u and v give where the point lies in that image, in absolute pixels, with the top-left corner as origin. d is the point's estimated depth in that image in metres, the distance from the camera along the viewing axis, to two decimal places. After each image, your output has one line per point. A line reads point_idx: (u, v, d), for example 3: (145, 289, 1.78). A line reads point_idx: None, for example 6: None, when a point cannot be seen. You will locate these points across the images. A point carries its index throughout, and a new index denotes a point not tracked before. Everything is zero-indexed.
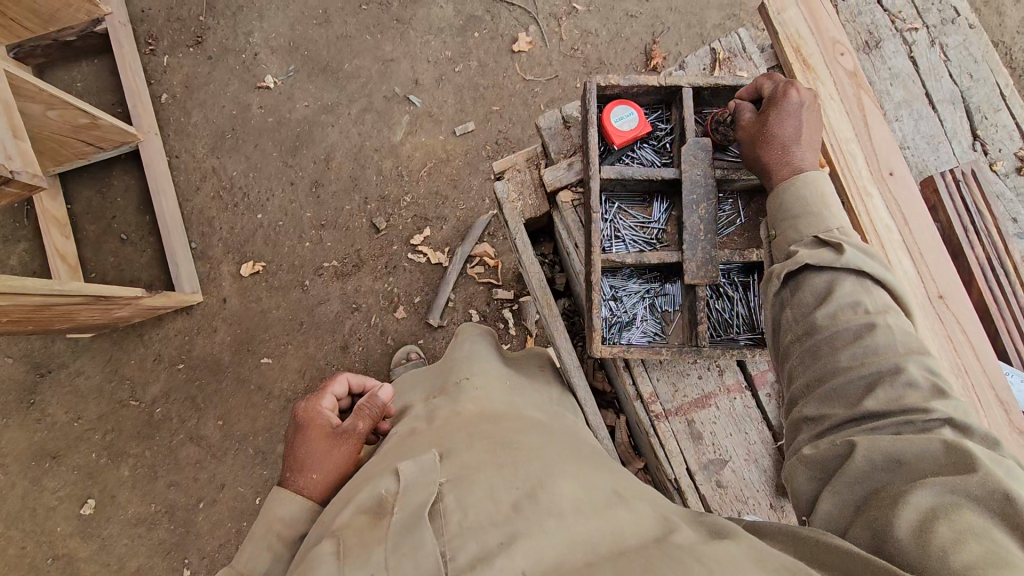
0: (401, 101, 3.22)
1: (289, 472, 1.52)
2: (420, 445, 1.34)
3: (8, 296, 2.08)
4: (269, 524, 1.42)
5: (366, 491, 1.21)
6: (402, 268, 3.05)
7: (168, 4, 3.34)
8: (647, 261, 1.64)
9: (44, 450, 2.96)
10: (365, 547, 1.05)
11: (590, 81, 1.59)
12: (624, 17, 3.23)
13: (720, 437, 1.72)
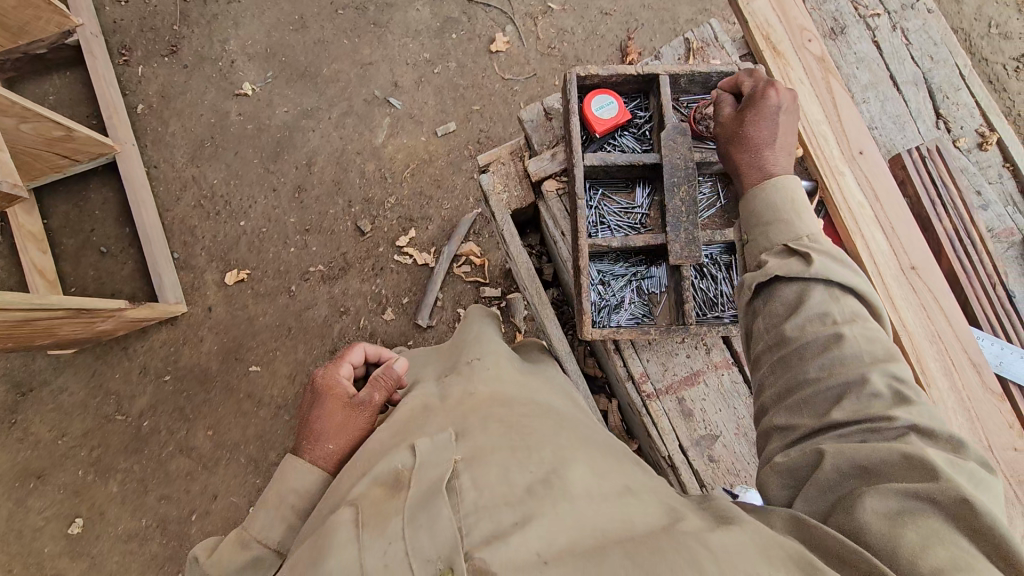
0: (381, 104, 3.23)
1: (305, 442, 1.53)
2: (430, 425, 1.33)
3: None
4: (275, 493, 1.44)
5: (379, 465, 1.22)
6: (389, 270, 3.06)
7: (140, 14, 3.31)
8: (632, 244, 1.68)
9: (28, 469, 2.90)
10: (379, 522, 1.05)
11: (570, 73, 1.63)
12: (599, 15, 3.29)
13: (710, 414, 1.77)
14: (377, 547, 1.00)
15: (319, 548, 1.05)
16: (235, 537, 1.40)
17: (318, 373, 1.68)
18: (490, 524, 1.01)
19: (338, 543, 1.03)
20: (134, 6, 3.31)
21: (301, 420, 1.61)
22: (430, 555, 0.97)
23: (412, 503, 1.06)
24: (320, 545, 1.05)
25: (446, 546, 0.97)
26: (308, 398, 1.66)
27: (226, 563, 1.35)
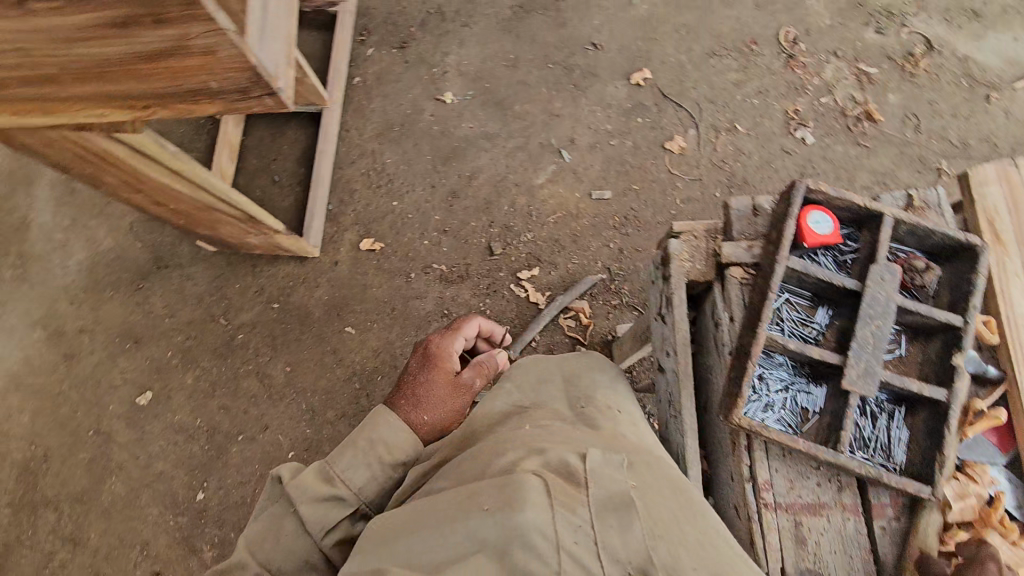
0: (553, 152, 3.45)
1: (412, 401, 1.90)
2: (596, 437, 1.49)
3: (195, 188, 2.34)
4: (370, 445, 1.75)
5: (552, 452, 1.36)
6: (501, 295, 3.18)
7: (389, 10, 3.84)
8: (808, 352, 1.55)
9: (130, 332, 3.13)
10: (566, 506, 1.20)
11: (803, 181, 1.47)
12: (779, 151, 3.41)
13: (823, 551, 1.55)
14: (566, 527, 1.17)
15: (508, 494, 1.19)
16: (321, 473, 1.68)
17: (428, 347, 2.06)
18: (669, 556, 1.16)
19: (533, 501, 1.18)
20: (388, 2, 3.85)
21: (408, 382, 1.96)
22: (621, 556, 1.14)
23: (597, 504, 1.22)
24: (507, 492, 1.20)
25: (636, 555, 1.14)
26: (413, 363, 2.04)
27: (309, 491, 1.63)
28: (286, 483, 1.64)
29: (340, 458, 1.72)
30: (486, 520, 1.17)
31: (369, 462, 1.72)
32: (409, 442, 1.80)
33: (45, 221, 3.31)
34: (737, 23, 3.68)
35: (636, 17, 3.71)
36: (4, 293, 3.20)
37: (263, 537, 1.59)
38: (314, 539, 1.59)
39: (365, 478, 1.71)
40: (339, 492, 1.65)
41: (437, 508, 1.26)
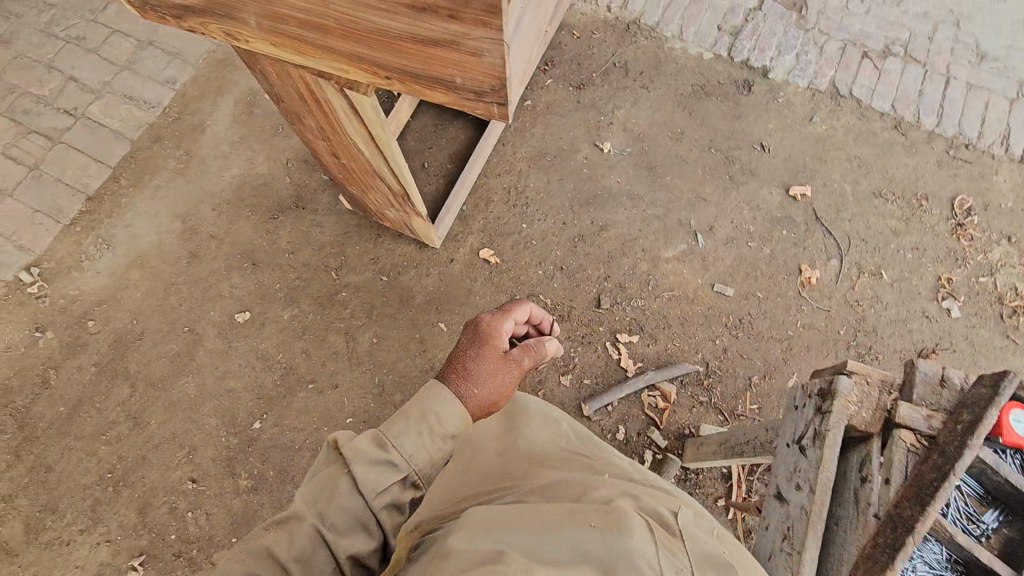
0: (689, 232, 3.43)
1: (462, 373, 1.85)
2: (673, 490, 1.38)
3: (378, 155, 2.38)
4: (421, 416, 1.66)
5: (641, 496, 1.20)
6: (594, 348, 3.16)
7: (578, 52, 3.91)
8: (974, 552, 1.42)
9: (252, 254, 3.31)
10: (672, 547, 1.03)
11: (1017, 374, 1.34)
12: (919, 313, 3.27)
13: None
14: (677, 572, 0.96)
15: (617, 517, 1.01)
16: (373, 438, 1.59)
17: (481, 321, 2.02)
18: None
19: (641, 532, 0.99)
20: (580, 43, 3.93)
21: (457, 355, 1.91)
22: None
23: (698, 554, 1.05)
24: (615, 515, 1.02)
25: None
26: (464, 335, 2.00)
27: (362, 455, 1.54)
28: (341, 445, 1.55)
29: (393, 427, 1.62)
30: (594, 534, 0.97)
31: (420, 432, 1.63)
32: (459, 413, 1.73)
33: (218, 131, 3.58)
34: (914, 173, 3.58)
35: (812, 134, 3.67)
36: (159, 179, 3.45)
37: (318, 494, 1.50)
38: (365, 504, 1.49)
39: (417, 446, 1.62)
40: (392, 458, 1.57)
41: (522, 515, 1.08)
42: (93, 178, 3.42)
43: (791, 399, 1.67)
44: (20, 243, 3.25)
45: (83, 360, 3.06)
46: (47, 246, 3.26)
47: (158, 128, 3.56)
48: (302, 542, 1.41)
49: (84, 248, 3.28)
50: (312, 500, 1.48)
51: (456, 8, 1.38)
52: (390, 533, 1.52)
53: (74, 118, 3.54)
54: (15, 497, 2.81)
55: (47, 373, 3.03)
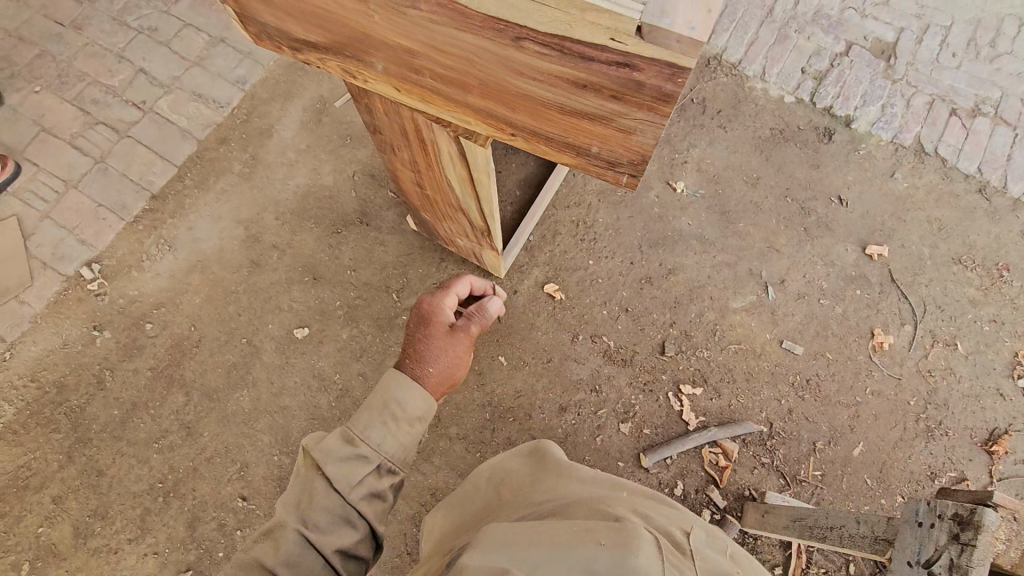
0: (760, 284, 3.33)
1: (413, 358, 1.79)
2: (677, 521, 1.56)
3: (471, 194, 2.28)
4: (383, 404, 1.65)
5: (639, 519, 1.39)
6: (656, 397, 3.08)
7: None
8: None
9: (314, 268, 3.25)
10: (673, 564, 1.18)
11: None
12: (992, 389, 3.17)
13: None
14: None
15: (625, 535, 1.14)
16: (343, 436, 1.60)
17: (424, 304, 1.97)
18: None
19: (648, 551, 1.11)
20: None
21: (407, 341, 1.87)
22: None
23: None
24: (625, 534, 1.14)
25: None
26: (410, 323, 1.94)
27: (335, 453, 1.55)
28: (308, 449, 1.57)
29: (358, 420, 1.63)
30: (602, 553, 1.10)
31: (385, 421, 1.63)
32: (418, 394, 1.70)
33: (286, 137, 3.52)
34: (996, 241, 3.46)
35: (892, 191, 3.56)
36: (224, 182, 3.40)
37: (301, 496, 1.53)
38: (343, 499, 1.52)
39: (385, 436, 1.62)
40: (364, 451, 1.58)
41: (545, 535, 1.23)
42: (158, 176, 3.36)
43: (911, 514, 1.63)
44: (82, 237, 3.21)
45: (139, 363, 3.02)
46: (109, 243, 3.22)
47: (225, 129, 3.50)
48: (289, 549, 1.44)
49: (146, 247, 3.23)
50: (294, 506, 1.51)
51: (626, 91, 1.30)
52: (373, 520, 1.56)
53: (143, 112, 3.49)
54: (65, 499, 2.79)
55: (103, 374, 2.99)
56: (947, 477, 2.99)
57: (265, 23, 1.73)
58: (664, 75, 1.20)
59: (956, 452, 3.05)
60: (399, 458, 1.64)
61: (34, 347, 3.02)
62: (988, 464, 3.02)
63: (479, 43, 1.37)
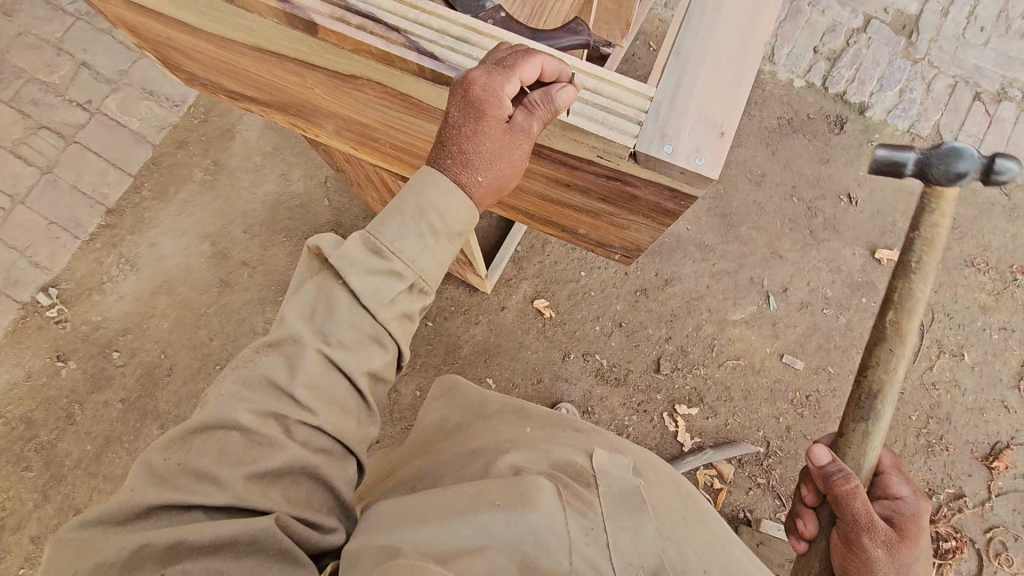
0: (761, 294, 3.16)
1: (459, 157, 0.97)
2: (575, 439, 1.43)
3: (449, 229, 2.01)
4: (420, 209, 1.01)
5: (551, 459, 1.30)
6: (650, 418, 2.98)
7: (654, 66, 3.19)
8: None
9: (288, 287, 3.01)
10: (583, 512, 1.15)
11: None
12: (996, 401, 3.07)
13: None
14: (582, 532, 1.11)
15: (518, 490, 1.14)
16: (365, 244, 1.06)
17: (473, 81, 0.87)
18: (684, 556, 1.15)
19: (545, 501, 1.12)
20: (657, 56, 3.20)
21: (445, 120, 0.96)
22: (636, 560, 1.10)
23: (611, 505, 1.19)
24: (518, 489, 1.14)
25: (653, 558, 1.12)
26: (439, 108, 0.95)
27: (358, 261, 1.05)
28: (326, 251, 1.07)
29: (385, 224, 1.05)
30: (497, 513, 1.10)
31: (422, 235, 1.04)
32: (467, 207, 1.03)
33: (249, 138, 3.21)
34: (1013, 241, 3.24)
35: (906, 187, 3.31)
36: (186, 193, 3.13)
37: (316, 306, 1.10)
38: (371, 318, 1.09)
39: (424, 250, 1.06)
40: (395, 265, 1.06)
41: (435, 503, 1.17)
42: (112, 188, 3.09)
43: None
44: (36, 260, 2.98)
45: (108, 396, 2.85)
46: (66, 265, 3.00)
47: (183, 130, 3.19)
48: (309, 370, 1.07)
49: (106, 268, 3.01)
50: (310, 316, 1.10)
51: (618, 199, 1.08)
52: (406, 339, 1.17)
53: (89, 114, 3.16)
54: (41, 540, 2.66)
55: (72, 408, 2.83)
56: (943, 494, 2.94)
57: (195, 72, 1.45)
58: (661, 194, 0.99)
59: (954, 468, 3.00)
60: (441, 270, 1.13)
61: None
62: (986, 480, 2.97)
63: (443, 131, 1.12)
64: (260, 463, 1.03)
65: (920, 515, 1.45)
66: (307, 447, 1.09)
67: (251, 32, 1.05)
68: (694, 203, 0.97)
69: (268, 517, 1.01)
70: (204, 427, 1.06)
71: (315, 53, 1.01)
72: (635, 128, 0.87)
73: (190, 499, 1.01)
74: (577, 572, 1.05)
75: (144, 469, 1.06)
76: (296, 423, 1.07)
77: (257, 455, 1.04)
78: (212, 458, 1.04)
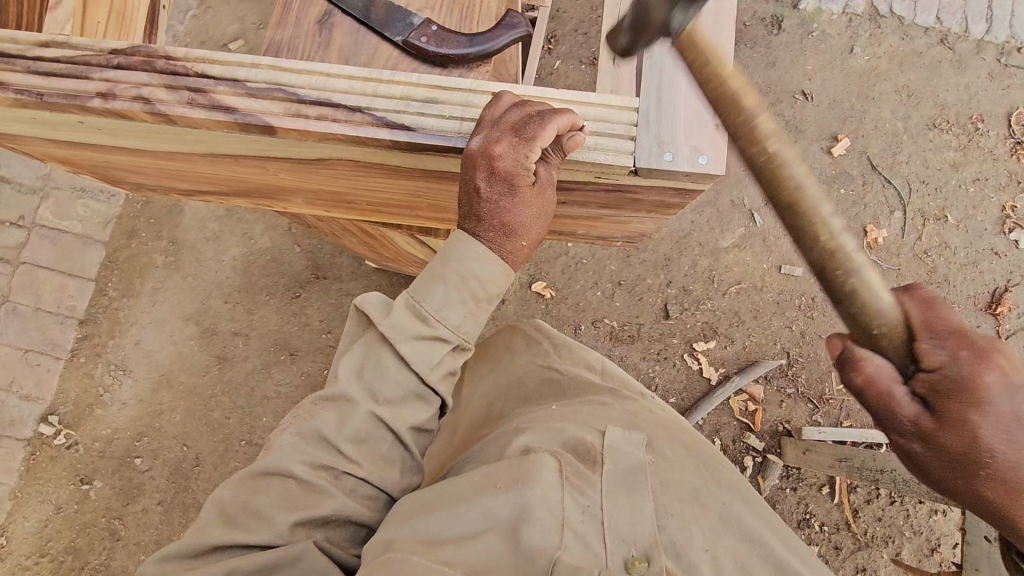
0: (745, 213, 3.17)
1: (499, 228, 1.04)
2: (594, 413, 1.35)
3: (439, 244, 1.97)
4: (461, 278, 1.09)
5: (567, 429, 1.25)
6: (672, 363, 3.03)
7: (583, 17, 3.08)
8: None
9: (286, 343, 2.94)
10: (587, 481, 1.12)
11: None
12: (987, 251, 3.14)
13: None
14: (577, 507, 1.08)
15: (521, 471, 1.08)
16: (410, 309, 1.12)
17: (499, 153, 0.93)
18: (680, 535, 1.11)
19: (545, 479, 1.07)
20: (583, 5, 3.09)
21: (470, 200, 1.02)
22: (627, 537, 1.07)
23: (611, 483, 1.13)
24: (522, 469, 1.09)
25: (644, 537, 1.07)
26: (465, 184, 1.00)
27: (409, 329, 1.11)
28: (377, 322, 1.12)
29: (426, 293, 1.11)
30: (501, 498, 1.05)
31: (463, 302, 1.11)
32: (506, 270, 1.11)
33: (199, 208, 3.08)
34: (966, 93, 3.26)
35: (854, 68, 3.29)
36: (153, 280, 3.01)
37: (364, 363, 1.13)
38: (418, 378, 1.13)
39: (466, 315, 1.13)
40: (443, 332, 1.12)
41: (438, 491, 1.10)
42: (77, 298, 2.97)
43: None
44: (24, 393, 2.88)
45: (145, 502, 2.80)
46: (57, 388, 2.90)
47: (129, 219, 3.05)
48: (358, 425, 1.11)
49: (99, 379, 2.92)
50: (355, 376, 1.13)
51: (621, 204, 1.18)
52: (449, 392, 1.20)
53: (27, 230, 3.00)
54: None
55: (112, 524, 2.78)
56: None
57: (141, 173, 1.42)
58: (667, 194, 1.10)
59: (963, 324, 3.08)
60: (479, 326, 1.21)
61: (27, 522, 2.79)
62: (995, 327, 3.06)
63: (418, 185, 1.18)
64: (307, 509, 1.06)
65: (965, 390, 0.94)
66: (351, 495, 1.12)
67: (201, 143, 1.08)
68: (697, 195, 1.11)
69: (310, 555, 1.03)
70: (264, 476, 1.09)
71: (275, 148, 1.05)
72: (635, 146, 0.99)
73: (244, 537, 1.04)
74: (567, 547, 1.02)
75: (215, 507, 1.11)
76: (346, 474, 1.10)
77: (307, 500, 1.07)
78: (274, 503, 1.07)
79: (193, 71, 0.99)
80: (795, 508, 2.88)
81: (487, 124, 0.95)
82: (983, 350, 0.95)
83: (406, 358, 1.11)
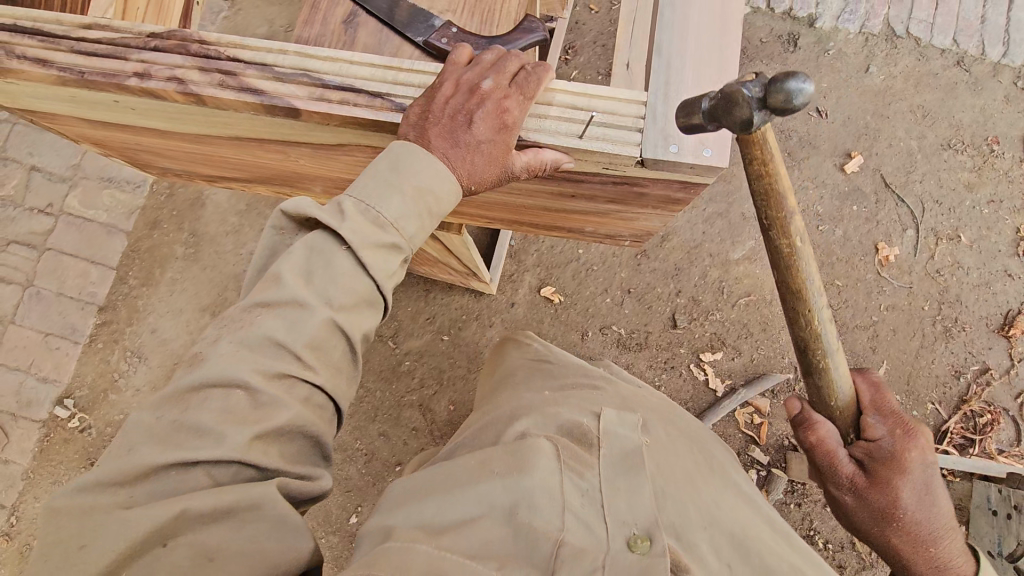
0: (756, 226, 3.18)
1: (451, 148, 1.03)
2: (586, 399, 1.36)
3: (451, 242, 2.03)
4: (419, 191, 1.04)
5: (558, 414, 1.27)
6: (679, 372, 3.03)
7: (601, 29, 3.14)
8: None
9: None
10: (583, 464, 1.15)
11: None
12: (1001, 272, 3.12)
13: None
14: (575, 486, 1.10)
15: (521, 459, 1.10)
16: (363, 214, 1.03)
17: (510, 102, 1.02)
18: (677, 515, 1.12)
19: (542, 466, 1.09)
20: (601, 18, 3.16)
21: (450, 120, 1.01)
22: (628, 518, 1.08)
23: (608, 467, 1.15)
24: (519, 457, 1.11)
25: (644, 518, 1.08)
26: (423, 99, 1.02)
27: (362, 235, 1.02)
28: (326, 222, 1.02)
29: (382, 197, 1.03)
30: (498, 484, 1.06)
31: (420, 214, 1.06)
32: (455, 192, 1.07)
33: (220, 202, 3.16)
34: (982, 115, 3.26)
35: (870, 87, 3.31)
36: (172, 271, 3.09)
37: (313, 266, 1.03)
38: (376, 287, 1.07)
39: (421, 228, 1.08)
40: (397, 239, 1.06)
41: (437, 477, 1.14)
42: (98, 285, 3.06)
43: (982, 502, 2.00)
44: (43, 375, 2.96)
45: None
46: (74, 371, 2.98)
47: (152, 210, 3.15)
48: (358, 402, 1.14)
49: (114, 364, 2.99)
50: None
51: (627, 199, 1.23)
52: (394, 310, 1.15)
53: (54, 218, 3.10)
54: None
55: None
56: (970, 374, 3.01)
57: (166, 156, 1.48)
58: (671, 186, 1.13)
59: (974, 344, 3.05)
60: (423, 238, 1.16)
61: (37, 502, 2.84)
62: (1007, 349, 3.03)
63: None
64: (261, 421, 0.97)
65: (891, 463, 1.41)
66: None
67: (228, 125, 1.14)
68: (701, 190, 1.13)
69: (271, 500, 0.96)
70: None
71: (296, 131, 1.11)
72: (641, 139, 1.03)
73: None
74: (569, 531, 1.03)
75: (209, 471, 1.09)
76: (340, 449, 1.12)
77: (259, 413, 0.97)
78: None
79: (225, 55, 1.04)
80: (799, 524, 2.85)
81: (464, 65, 1.06)
82: (910, 431, 1.42)
83: (363, 261, 1.03)
